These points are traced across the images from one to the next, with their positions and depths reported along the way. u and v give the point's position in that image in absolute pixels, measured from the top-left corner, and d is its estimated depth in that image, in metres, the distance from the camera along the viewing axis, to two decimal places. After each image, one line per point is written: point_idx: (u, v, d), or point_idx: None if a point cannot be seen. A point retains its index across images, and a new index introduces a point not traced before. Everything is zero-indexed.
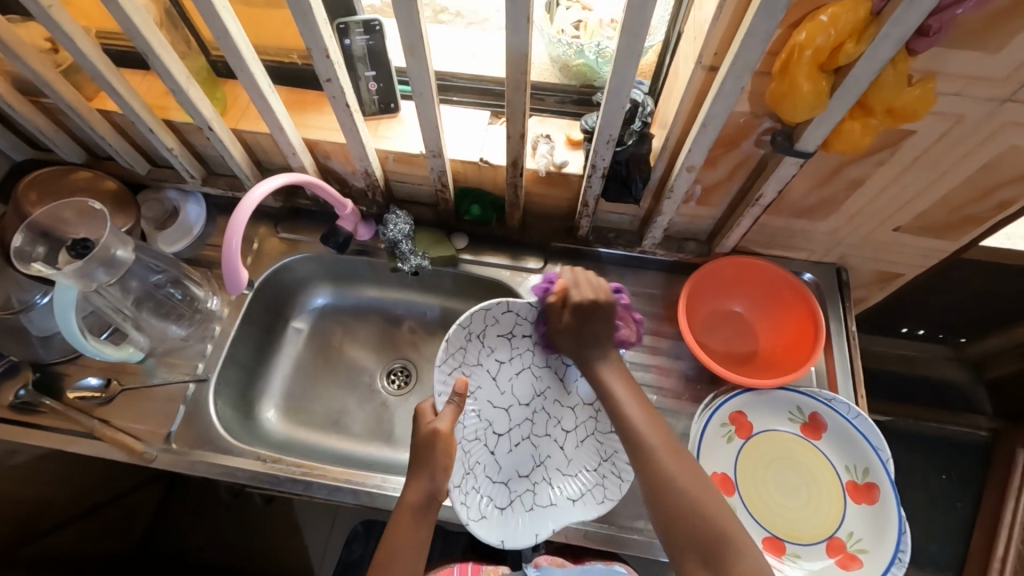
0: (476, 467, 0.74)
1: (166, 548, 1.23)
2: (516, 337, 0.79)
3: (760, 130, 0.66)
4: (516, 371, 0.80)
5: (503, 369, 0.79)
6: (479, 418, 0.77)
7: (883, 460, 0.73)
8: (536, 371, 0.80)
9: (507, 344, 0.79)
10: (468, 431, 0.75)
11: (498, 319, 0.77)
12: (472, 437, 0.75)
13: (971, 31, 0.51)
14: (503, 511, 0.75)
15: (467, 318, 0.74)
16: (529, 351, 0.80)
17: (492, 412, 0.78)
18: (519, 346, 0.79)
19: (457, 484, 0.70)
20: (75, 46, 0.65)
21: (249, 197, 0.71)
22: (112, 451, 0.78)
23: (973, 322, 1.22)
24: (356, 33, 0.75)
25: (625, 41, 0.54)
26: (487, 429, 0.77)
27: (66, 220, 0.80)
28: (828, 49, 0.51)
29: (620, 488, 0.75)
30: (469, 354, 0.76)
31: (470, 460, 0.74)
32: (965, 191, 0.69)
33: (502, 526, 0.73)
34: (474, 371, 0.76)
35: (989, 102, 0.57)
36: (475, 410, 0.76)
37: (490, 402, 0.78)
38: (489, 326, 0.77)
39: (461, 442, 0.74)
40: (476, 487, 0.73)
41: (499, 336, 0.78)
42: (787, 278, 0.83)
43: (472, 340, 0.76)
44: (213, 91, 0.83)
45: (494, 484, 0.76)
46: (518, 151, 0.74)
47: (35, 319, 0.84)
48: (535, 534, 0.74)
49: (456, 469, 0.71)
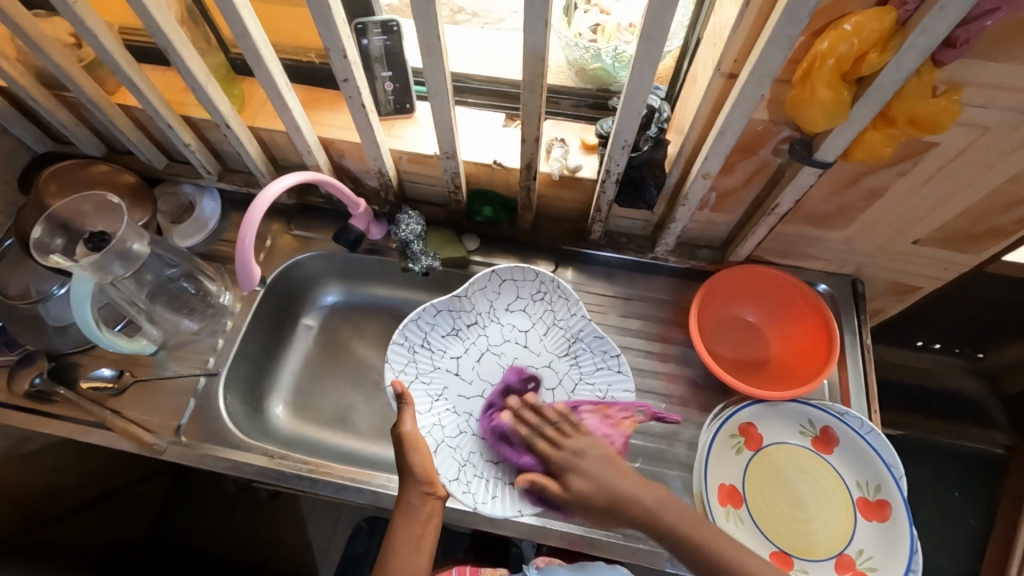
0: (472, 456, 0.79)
1: (173, 537, 1.24)
2: (464, 330, 0.85)
3: (778, 138, 0.65)
4: (476, 358, 0.85)
5: (462, 362, 0.85)
6: (455, 412, 0.82)
7: (896, 477, 0.72)
8: (495, 349, 0.86)
9: (456, 339, 0.85)
10: (447, 428, 0.80)
11: (434, 323, 0.83)
12: (454, 432, 0.80)
13: (999, 43, 0.50)
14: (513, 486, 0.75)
15: (401, 335, 0.81)
16: (481, 335, 0.86)
17: (468, 403, 0.83)
18: (470, 331, 0.85)
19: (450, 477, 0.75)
20: (98, 42, 0.66)
21: (264, 194, 0.72)
22: (122, 442, 0.79)
23: (991, 336, 1.20)
24: (373, 34, 0.75)
25: (643, 46, 0.54)
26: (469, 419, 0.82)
27: (84, 212, 0.81)
28: (851, 57, 0.50)
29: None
30: (419, 365, 0.82)
31: (461, 453, 0.78)
32: (988, 204, 0.68)
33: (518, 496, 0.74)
34: (432, 374, 0.83)
35: (1016, 114, 0.55)
36: (447, 408, 0.82)
37: (462, 396, 0.83)
38: (430, 330, 0.83)
39: (444, 443, 0.78)
40: (478, 474, 0.77)
41: (444, 337, 0.84)
42: (800, 287, 0.82)
43: (417, 351, 0.82)
44: (231, 88, 0.84)
45: (497, 465, 0.78)
46: (532, 154, 0.74)
47: (52, 309, 0.85)
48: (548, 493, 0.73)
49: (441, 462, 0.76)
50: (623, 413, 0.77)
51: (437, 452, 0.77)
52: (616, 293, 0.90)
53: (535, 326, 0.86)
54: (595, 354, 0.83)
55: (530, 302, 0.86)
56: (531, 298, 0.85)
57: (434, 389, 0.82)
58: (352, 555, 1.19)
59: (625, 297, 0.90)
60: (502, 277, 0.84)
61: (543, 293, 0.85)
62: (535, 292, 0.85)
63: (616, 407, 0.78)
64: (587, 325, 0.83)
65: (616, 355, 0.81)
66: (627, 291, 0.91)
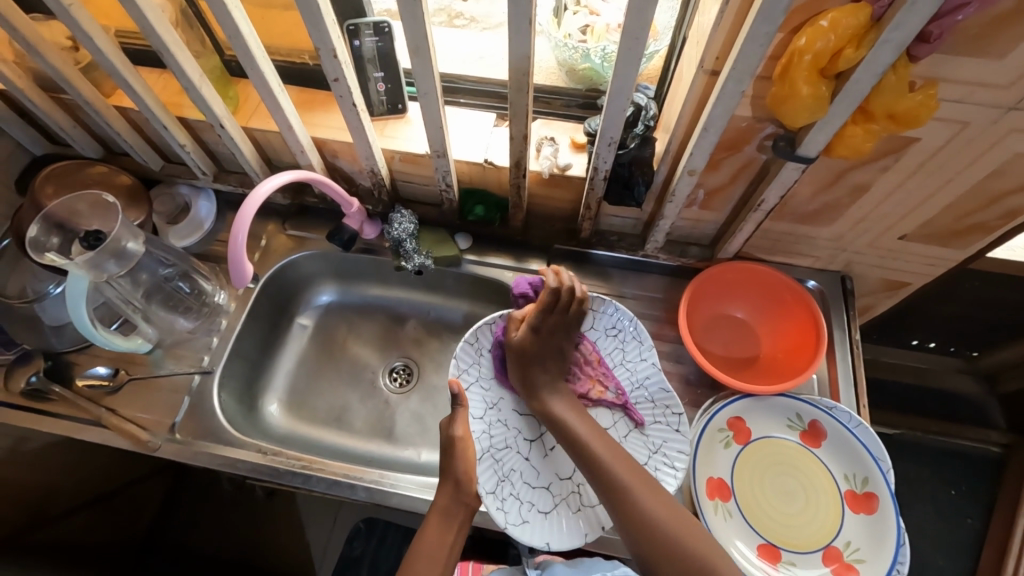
0: (512, 474, 0.75)
1: (171, 537, 1.25)
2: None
3: (762, 135, 0.66)
4: None
5: None
6: (506, 427, 0.77)
7: (883, 470, 0.72)
8: None
9: None
10: (495, 440, 0.76)
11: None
12: (500, 445, 0.76)
13: (973, 38, 0.51)
14: (546, 515, 0.73)
15: (472, 334, 0.77)
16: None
17: (519, 420, 0.79)
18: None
19: (490, 490, 0.72)
20: (94, 44, 0.67)
21: (256, 192, 0.73)
22: (117, 440, 0.80)
23: (986, 335, 1.20)
24: (365, 35, 0.76)
25: (627, 43, 0.55)
26: (517, 435, 0.78)
27: (79, 212, 0.82)
28: (828, 53, 0.51)
29: (676, 478, 0.71)
30: (483, 367, 0.78)
31: (505, 466, 0.75)
32: (972, 199, 0.68)
33: (545, 529, 0.72)
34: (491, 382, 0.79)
35: (994, 109, 0.56)
36: (500, 419, 0.77)
37: (514, 410, 0.79)
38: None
39: (489, 453, 0.74)
40: (513, 493, 0.73)
41: None
42: (789, 283, 0.83)
43: (483, 355, 0.78)
44: (225, 90, 0.85)
45: (533, 489, 0.75)
46: (521, 152, 0.75)
47: (49, 308, 0.87)
48: (579, 535, 0.71)
49: (484, 468, 0.73)
50: (604, 378, 0.78)
51: (481, 459, 0.73)
52: (608, 291, 0.91)
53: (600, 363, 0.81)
54: (658, 406, 0.76)
55: (602, 337, 0.81)
56: (605, 332, 0.80)
57: (489, 396, 0.78)
58: (350, 556, 1.20)
59: (617, 295, 0.91)
60: None
61: (619, 331, 0.80)
62: (611, 327, 0.80)
63: (606, 369, 0.79)
64: (656, 374, 0.77)
65: (679, 413, 0.75)
66: (619, 289, 0.91)
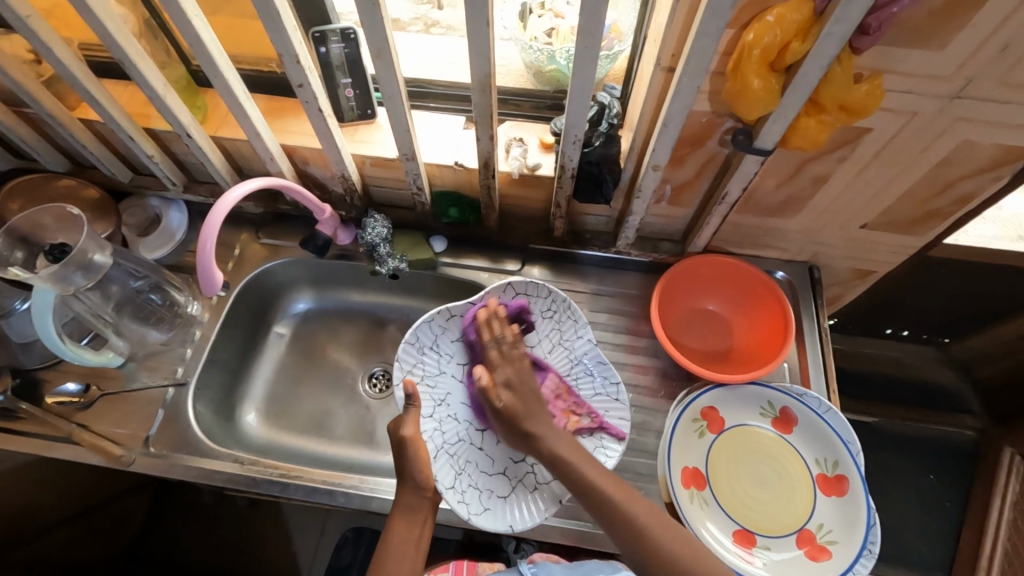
0: (466, 465, 0.77)
1: (155, 554, 1.23)
2: (472, 338, 0.82)
3: (722, 129, 0.68)
4: None
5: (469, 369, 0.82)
6: (457, 421, 0.79)
7: (852, 453, 0.74)
8: None
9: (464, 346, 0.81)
10: (448, 435, 0.78)
11: (445, 327, 0.80)
12: (454, 440, 0.78)
13: (912, 30, 0.53)
14: (506, 499, 0.76)
15: (411, 335, 0.78)
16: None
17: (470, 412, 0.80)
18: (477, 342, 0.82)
19: (456, 488, 0.74)
20: (53, 56, 0.66)
21: (224, 199, 0.72)
22: (90, 456, 0.78)
23: (956, 321, 1.23)
24: (332, 42, 0.76)
25: (583, 43, 0.56)
26: (469, 428, 0.80)
27: (44, 225, 0.81)
28: (776, 47, 0.53)
29: (620, 446, 0.77)
30: (427, 366, 0.80)
31: (461, 460, 0.77)
32: (926, 186, 0.71)
33: (508, 512, 0.74)
34: (435, 379, 0.80)
35: (939, 98, 0.58)
36: (449, 414, 0.79)
37: (465, 404, 0.81)
38: (444, 334, 0.81)
39: (444, 450, 0.76)
40: (472, 483, 0.76)
41: (453, 342, 0.81)
42: (758, 275, 0.85)
43: (426, 354, 0.80)
44: (193, 100, 0.85)
45: (491, 477, 0.77)
46: (489, 153, 0.76)
47: (15, 324, 0.86)
48: (540, 513, 0.74)
49: (443, 466, 0.75)
50: (576, 406, 0.79)
51: (436, 458, 0.75)
52: (584, 289, 0.92)
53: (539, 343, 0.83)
54: (597, 379, 0.80)
55: (538, 320, 0.83)
56: (540, 315, 0.82)
57: (437, 393, 0.79)
58: (338, 567, 1.19)
59: (593, 292, 0.92)
60: (517, 289, 0.80)
61: (554, 311, 0.82)
62: (547, 309, 0.82)
63: (575, 396, 0.80)
64: (592, 349, 0.81)
65: (616, 383, 0.79)
66: (595, 286, 0.92)
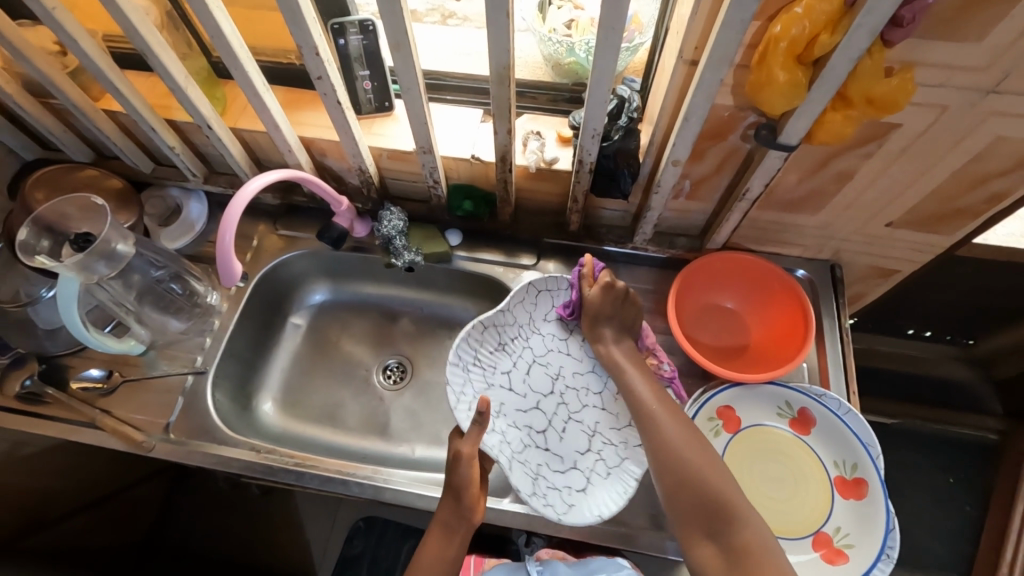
0: (540, 469, 0.76)
1: (173, 536, 1.26)
2: (510, 344, 0.82)
3: (745, 123, 0.66)
4: (526, 370, 0.82)
5: (514, 375, 0.82)
6: (517, 427, 0.79)
7: (872, 456, 0.73)
8: (542, 360, 0.83)
9: (503, 353, 0.82)
10: (513, 444, 0.77)
11: (482, 339, 0.80)
12: (521, 447, 0.77)
13: (947, 21, 0.51)
14: (587, 492, 0.75)
15: (453, 356, 0.78)
16: (525, 348, 0.83)
17: (527, 417, 0.80)
18: (514, 346, 0.83)
19: (539, 495, 0.73)
20: (79, 48, 0.67)
21: (243, 191, 0.73)
22: (112, 441, 0.80)
23: (980, 322, 1.20)
24: (350, 33, 0.76)
25: (603, 34, 0.55)
26: (530, 433, 0.79)
27: (68, 215, 0.83)
28: (803, 39, 0.52)
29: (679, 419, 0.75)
30: (477, 381, 0.79)
31: (533, 465, 0.76)
32: (957, 183, 0.68)
33: (596, 502, 0.73)
34: (484, 394, 0.79)
35: (973, 93, 0.57)
36: (509, 424, 0.78)
37: (520, 409, 0.80)
38: (482, 347, 0.81)
39: (514, 459, 0.75)
40: (550, 485, 0.75)
41: (492, 352, 0.81)
42: (778, 274, 0.83)
43: (472, 370, 0.79)
44: (213, 91, 0.86)
45: (564, 474, 0.76)
46: (506, 146, 0.75)
47: (41, 311, 0.87)
48: (623, 493, 0.72)
49: (519, 475, 0.73)
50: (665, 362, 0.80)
51: (511, 468, 0.73)
52: None
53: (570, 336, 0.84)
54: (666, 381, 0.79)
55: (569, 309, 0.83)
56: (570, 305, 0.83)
57: (492, 407, 0.79)
58: (349, 554, 1.20)
59: None
60: (537, 287, 0.82)
61: None
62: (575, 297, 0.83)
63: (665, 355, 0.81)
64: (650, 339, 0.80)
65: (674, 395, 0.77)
66: None
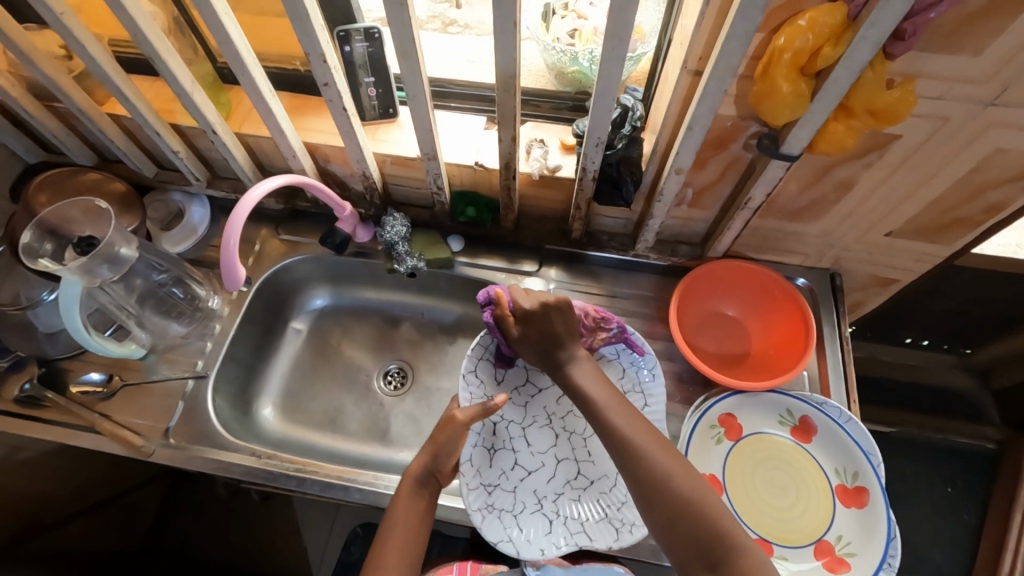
0: (604, 506, 0.76)
1: (169, 541, 1.25)
2: (495, 441, 0.80)
3: (747, 133, 0.67)
4: (523, 445, 0.81)
5: (522, 456, 0.80)
6: (558, 493, 0.78)
7: (873, 464, 0.73)
8: (528, 425, 0.82)
9: (497, 452, 0.79)
10: (568, 512, 0.77)
11: (479, 464, 0.76)
12: (576, 508, 0.77)
13: (947, 35, 0.52)
14: None
15: (476, 512, 0.73)
16: (509, 428, 0.81)
17: (560, 473, 0.80)
18: (496, 436, 0.80)
19: (626, 522, 0.73)
20: (86, 53, 0.68)
21: (247, 197, 0.73)
22: (111, 446, 0.80)
23: (977, 331, 1.20)
24: (355, 40, 0.77)
25: (609, 44, 0.56)
26: (572, 486, 0.79)
27: (72, 218, 0.83)
28: (806, 52, 0.53)
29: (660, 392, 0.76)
30: (505, 497, 0.76)
31: (592, 510, 0.76)
32: (956, 193, 0.69)
33: None
34: (516, 501, 0.77)
35: (973, 105, 0.57)
36: (552, 501, 0.78)
37: (550, 476, 0.80)
38: (482, 470, 0.76)
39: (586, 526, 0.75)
40: (620, 505, 0.75)
41: (492, 463, 0.78)
42: (779, 282, 0.84)
43: (496, 491, 0.76)
44: (218, 97, 0.86)
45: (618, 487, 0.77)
46: (510, 153, 0.76)
47: (41, 315, 0.87)
48: None
49: (601, 532, 0.74)
50: (602, 324, 0.75)
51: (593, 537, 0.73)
52: (601, 291, 0.92)
53: (529, 383, 0.83)
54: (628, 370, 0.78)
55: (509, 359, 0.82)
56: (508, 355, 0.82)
57: (530, 504, 0.77)
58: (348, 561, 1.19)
59: (609, 294, 0.91)
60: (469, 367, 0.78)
61: None
62: None
63: (604, 313, 0.75)
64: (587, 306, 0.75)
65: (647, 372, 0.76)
66: (611, 288, 0.92)
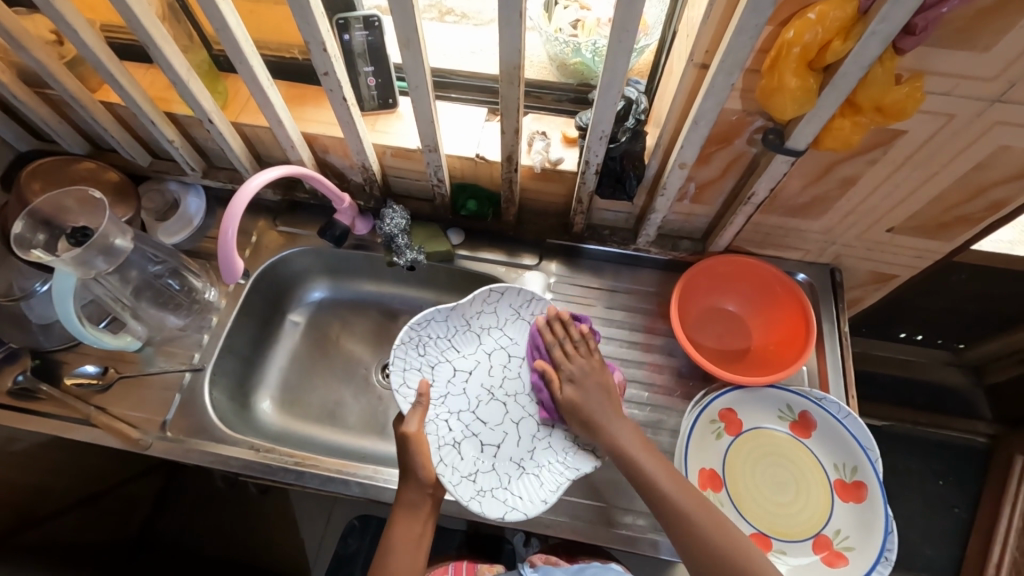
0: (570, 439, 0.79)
1: (166, 533, 1.24)
2: (452, 437, 0.78)
3: (752, 128, 0.67)
4: (476, 425, 0.80)
5: (484, 437, 0.80)
6: (529, 449, 0.79)
7: (871, 459, 0.73)
8: (471, 406, 0.81)
9: (460, 443, 0.78)
10: (545, 456, 0.78)
11: (453, 463, 0.76)
12: (549, 452, 0.78)
13: (957, 30, 0.51)
14: None
15: (474, 502, 0.72)
16: (461, 420, 0.80)
17: (524, 428, 0.80)
18: (451, 431, 0.79)
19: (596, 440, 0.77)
20: (78, 38, 0.66)
21: (246, 186, 0.72)
22: (108, 438, 0.79)
23: (973, 328, 1.21)
24: (355, 29, 0.76)
25: (616, 36, 0.55)
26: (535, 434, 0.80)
27: (67, 208, 0.82)
28: (816, 46, 0.52)
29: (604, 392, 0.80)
30: (490, 474, 0.77)
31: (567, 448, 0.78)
32: (960, 190, 0.69)
33: None
34: (501, 475, 0.77)
35: (979, 102, 0.57)
36: (528, 455, 0.78)
37: (515, 438, 0.80)
38: (457, 464, 0.76)
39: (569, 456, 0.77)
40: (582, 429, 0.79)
41: (461, 456, 0.77)
42: (781, 278, 0.84)
43: (479, 475, 0.76)
44: (214, 85, 0.84)
45: None
46: (513, 146, 0.75)
47: (35, 306, 0.85)
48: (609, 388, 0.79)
49: (580, 459, 0.76)
50: None
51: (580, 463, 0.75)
52: (601, 285, 0.91)
53: (457, 371, 0.83)
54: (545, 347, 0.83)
55: (427, 355, 0.82)
56: (423, 351, 0.81)
57: (513, 469, 0.77)
58: (344, 553, 1.19)
59: (610, 288, 0.91)
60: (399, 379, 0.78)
61: (445, 316, 0.82)
62: (430, 331, 0.82)
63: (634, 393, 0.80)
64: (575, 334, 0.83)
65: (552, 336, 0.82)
66: (612, 283, 0.92)
